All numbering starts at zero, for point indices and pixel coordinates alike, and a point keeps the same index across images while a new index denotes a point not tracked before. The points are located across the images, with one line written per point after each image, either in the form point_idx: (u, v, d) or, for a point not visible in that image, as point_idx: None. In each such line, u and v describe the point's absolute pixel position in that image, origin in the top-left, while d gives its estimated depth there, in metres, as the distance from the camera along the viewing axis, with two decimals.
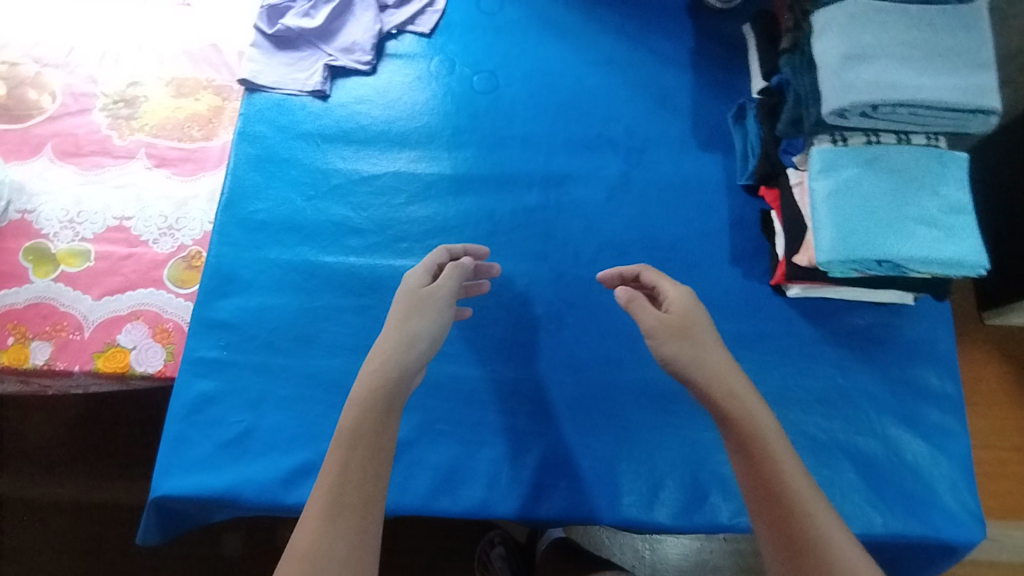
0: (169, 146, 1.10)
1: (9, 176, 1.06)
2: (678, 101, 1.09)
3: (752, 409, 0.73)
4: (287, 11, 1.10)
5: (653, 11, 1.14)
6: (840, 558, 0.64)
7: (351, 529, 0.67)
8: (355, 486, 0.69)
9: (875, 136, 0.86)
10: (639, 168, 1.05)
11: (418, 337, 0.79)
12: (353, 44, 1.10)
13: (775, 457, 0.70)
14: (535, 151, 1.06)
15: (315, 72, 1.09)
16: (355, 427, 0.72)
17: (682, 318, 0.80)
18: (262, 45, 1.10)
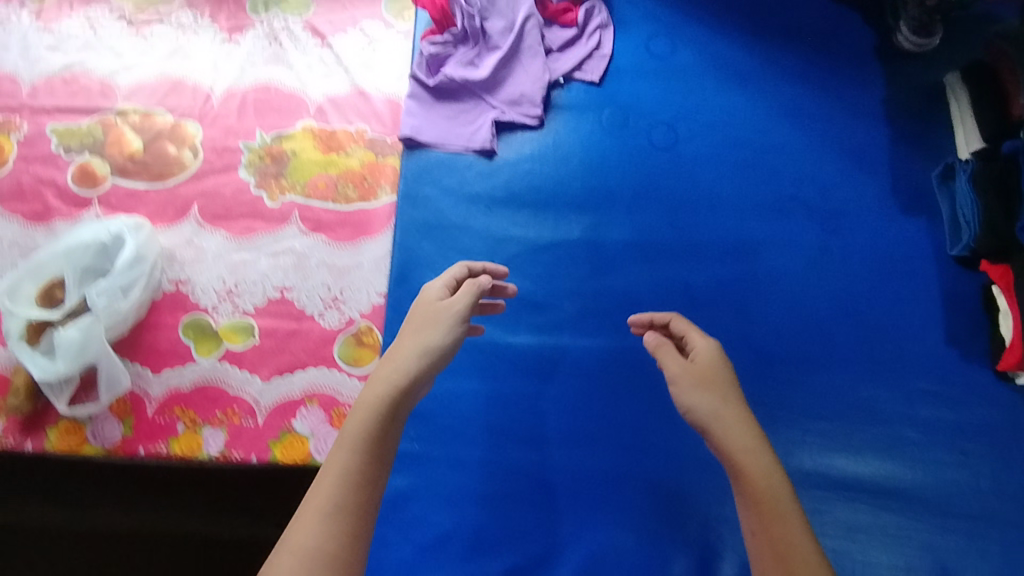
0: (324, 209, 1.02)
1: (158, 241, 0.99)
2: (874, 159, 1.01)
3: (760, 463, 0.66)
4: (447, 60, 1.02)
5: (841, 53, 1.04)
6: None
7: (341, 536, 0.60)
8: (348, 486, 0.62)
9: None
10: (839, 235, 0.99)
11: (421, 349, 0.71)
12: (519, 96, 1.01)
13: (783, 516, 0.63)
14: (724, 217, 0.99)
15: (480, 127, 1.01)
16: (366, 428, 0.65)
17: (710, 386, 0.70)
18: (422, 98, 1.02)
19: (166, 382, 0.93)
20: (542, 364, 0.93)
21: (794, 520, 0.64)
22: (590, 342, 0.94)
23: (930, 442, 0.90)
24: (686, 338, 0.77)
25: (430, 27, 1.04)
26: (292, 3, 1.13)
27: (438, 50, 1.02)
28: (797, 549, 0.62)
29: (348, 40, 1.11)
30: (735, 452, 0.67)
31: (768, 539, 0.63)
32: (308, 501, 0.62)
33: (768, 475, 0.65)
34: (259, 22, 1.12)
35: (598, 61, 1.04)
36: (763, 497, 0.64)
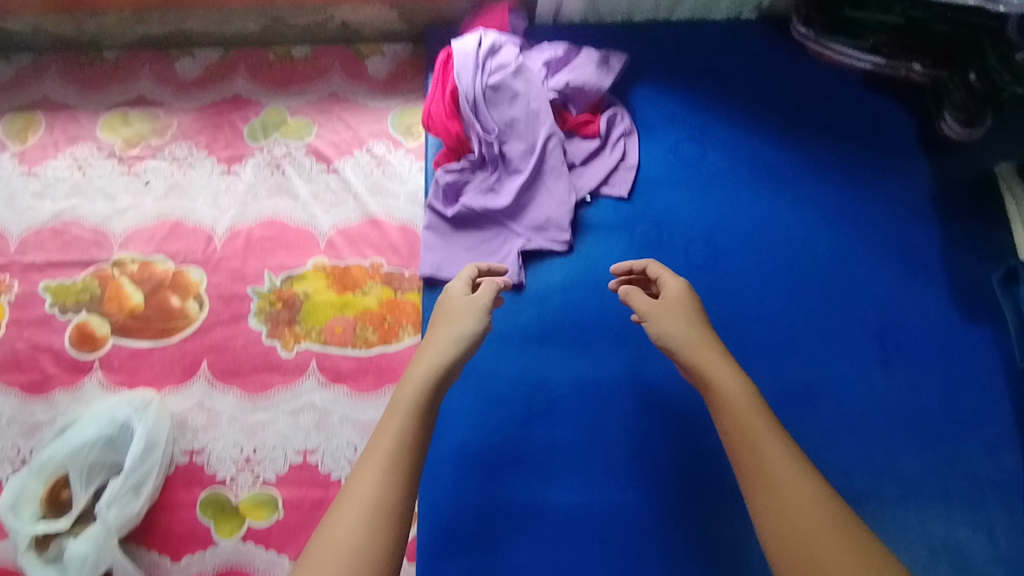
0: (342, 356, 0.95)
1: (167, 412, 0.92)
2: (930, 263, 0.92)
3: (730, 378, 0.65)
4: (465, 187, 0.94)
5: (884, 145, 0.97)
6: (805, 517, 0.55)
7: (395, 500, 0.58)
8: (396, 455, 0.60)
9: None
10: (900, 351, 0.88)
11: (457, 337, 0.70)
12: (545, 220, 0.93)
13: (758, 429, 0.61)
14: (777, 340, 0.89)
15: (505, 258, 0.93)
16: (416, 400, 0.64)
17: (683, 319, 0.71)
18: (439, 229, 0.94)
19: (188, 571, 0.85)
20: (596, 529, 0.83)
21: (774, 443, 0.60)
22: (644, 499, 0.84)
23: None
24: (659, 281, 0.76)
25: (443, 150, 0.96)
26: (292, 127, 1.05)
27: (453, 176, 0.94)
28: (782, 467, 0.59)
29: (355, 163, 1.03)
30: (707, 372, 0.66)
31: (745, 461, 0.60)
32: (360, 466, 0.60)
33: (743, 394, 0.64)
34: (259, 151, 1.04)
35: (625, 174, 0.96)
36: (742, 412, 0.62)
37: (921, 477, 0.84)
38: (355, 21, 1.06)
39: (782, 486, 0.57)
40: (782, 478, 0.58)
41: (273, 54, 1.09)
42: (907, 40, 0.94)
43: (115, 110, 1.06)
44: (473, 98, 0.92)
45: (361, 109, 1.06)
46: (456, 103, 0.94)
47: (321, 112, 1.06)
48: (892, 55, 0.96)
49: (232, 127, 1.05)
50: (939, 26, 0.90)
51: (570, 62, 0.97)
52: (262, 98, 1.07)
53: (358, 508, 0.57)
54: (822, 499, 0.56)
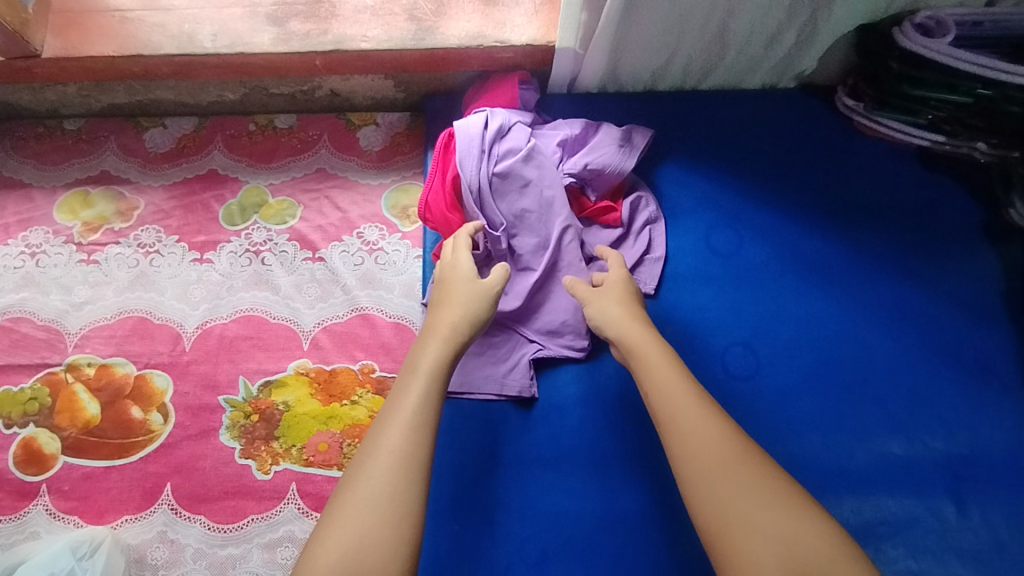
0: (327, 478, 0.82)
1: (123, 548, 0.79)
2: (1002, 375, 0.80)
3: (655, 351, 0.68)
4: None
5: (936, 237, 0.87)
6: (716, 445, 0.58)
7: (422, 452, 0.60)
8: (420, 414, 0.62)
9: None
10: (975, 480, 0.75)
11: (472, 315, 0.72)
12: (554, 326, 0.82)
13: (667, 371, 0.66)
14: (829, 467, 0.76)
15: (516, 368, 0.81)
16: (438, 366, 0.66)
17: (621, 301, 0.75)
18: None
19: None
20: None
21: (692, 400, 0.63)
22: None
23: None
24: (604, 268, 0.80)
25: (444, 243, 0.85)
26: (273, 208, 0.94)
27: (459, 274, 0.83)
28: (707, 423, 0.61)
29: (345, 251, 0.91)
30: (632, 346, 0.70)
31: (668, 421, 0.62)
32: (387, 420, 0.62)
33: (665, 363, 0.67)
34: (237, 236, 0.93)
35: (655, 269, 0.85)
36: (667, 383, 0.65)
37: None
38: (345, 89, 0.96)
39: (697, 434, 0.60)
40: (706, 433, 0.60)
41: (254, 124, 0.99)
42: (968, 118, 0.84)
43: (75, 188, 0.96)
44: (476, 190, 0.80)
45: (351, 187, 0.94)
46: (458, 191, 0.83)
47: (307, 190, 0.94)
48: (954, 131, 0.86)
49: (206, 208, 0.94)
50: (1011, 108, 0.79)
51: (587, 142, 0.86)
52: (240, 174, 0.96)
53: (391, 458, 0.58)
54: (736, 445, 0.58)
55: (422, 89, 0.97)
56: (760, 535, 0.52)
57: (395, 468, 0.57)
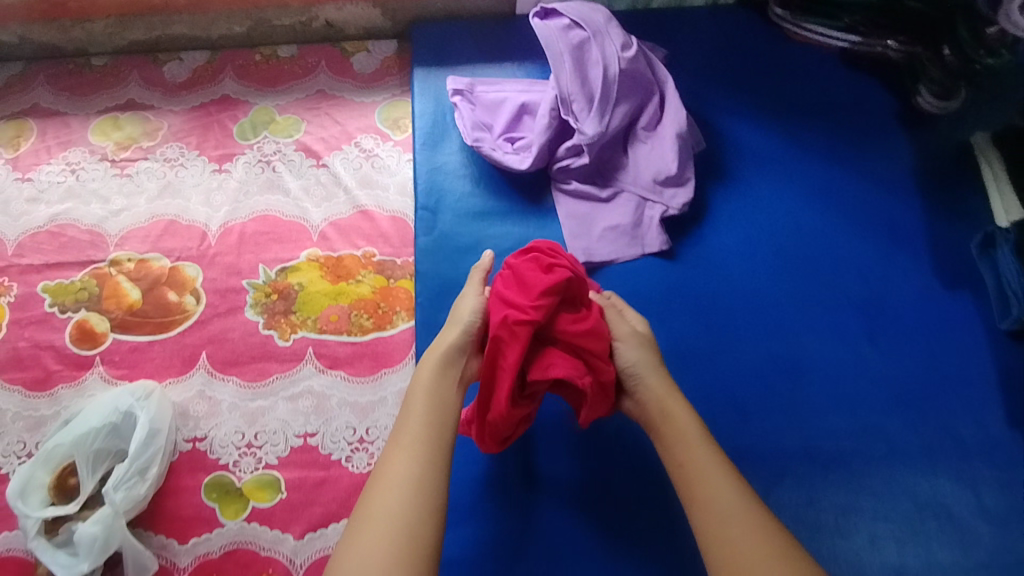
0: (339, 342, 0.97)
1: (170, 400, 0.94)
2: (913, 235, 0.94)
3: (689, 429, 0.73)
4: (579, 166, 0.96)
5: (856, 123, 1.01)
6: (710, 488, 0.68)
7: (427, 473, 0.68)
8: (425, 431, 0.71)
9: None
10: (882, 321, 0.92)
11: (460, 339, 0.79)
12: (602, 267, 0.96)
13: (674, 412, 0.74)
14: (759, 313, 0.93)
15: (628, 221, 0.95)
16: (433, 390, 0.74)
17: (640, 354, 0.79)
18: (580, 167, 0.97)
19: (193, 552, 0.88)
20: (603, 500, 0.82)
21: (706, 459, 0.70)
22: (628, 462, 0.84)
23: (1013, 534, 0.83)
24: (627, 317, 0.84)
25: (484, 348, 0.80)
26: (281, 124, 1.08)
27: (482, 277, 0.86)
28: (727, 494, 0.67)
29: (345, 157, 1.06)
30: (670, 415, 0.74)
31: (684, 462, 0.71)
32: (396, 446, 0.70)
33: (695, 434, 0.72)
34: (250, 148, 1.07)
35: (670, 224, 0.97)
36: (702, 461, 0.70)
37: (911, 435, 0.87)
38: (339, 19, 1.11)
39: (722, 504, 0.66)
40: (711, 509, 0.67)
41: (260, 55, 1.13)
42: (879, 18, 1.01)
43: (105, 114, 1.10)
44: (607, 46, 0.95)
45: (347, 104, 1.09)
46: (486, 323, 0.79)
47: (309, 109, 1.09)
48: (868, 33, 1.02)
49: (222, 127, 1.08)
50: (909, 4, 0.98)
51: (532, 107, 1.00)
52: (250, 97, 1.10)
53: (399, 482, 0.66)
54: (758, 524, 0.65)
55: (408, 16, 1.11)
56: (743, 561, 0.62)
57: (399, 495, 0.65)
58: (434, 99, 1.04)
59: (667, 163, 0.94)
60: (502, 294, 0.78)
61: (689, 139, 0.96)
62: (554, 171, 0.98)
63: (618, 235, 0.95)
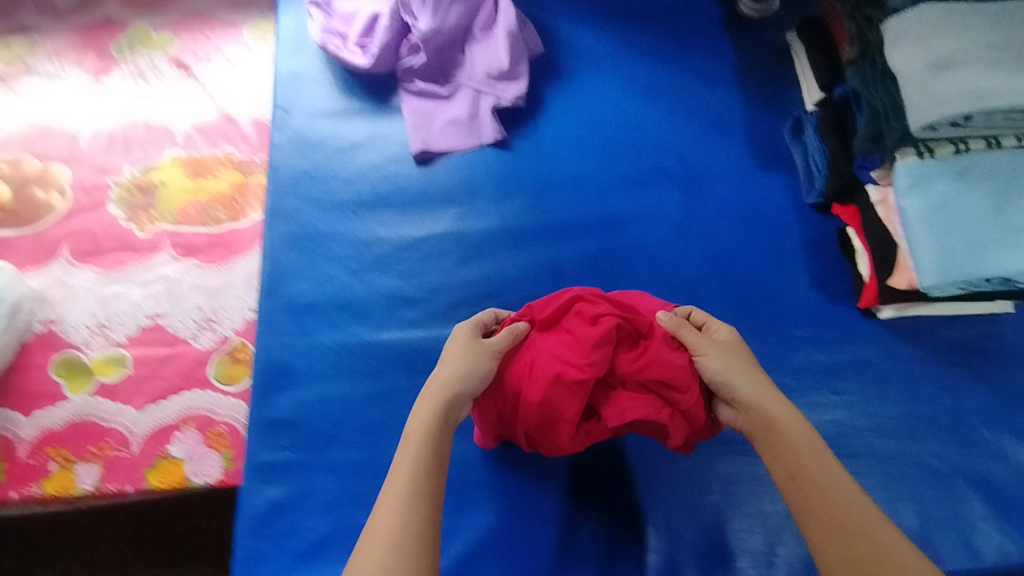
0: (194, 233, 1.02)
1: (27, 284, 0.99)
2: (731, 121, 1.01)
3: (822, 456, 0.66)
4: (421, 65, 1.03)
5: (686, 27, 1.08)
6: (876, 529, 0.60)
7: (420, 518, 0.60)
8: (417, 475, 0.63)
9: (994, 141, 0.79)
10: (700, 199, 0.97)
11: (471, 373, 0.72)
12: (440, 157, 1.01)
13: (791, 438, 0.67)
14: (587, 194, 0.98)
15: (465, 113, 1.01)
16: (427, 428, 0.67)
17: (739, 373, 0.72)
18: (422, 66, 1.03)
19: (39, 424, 0.92)
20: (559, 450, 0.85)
21: (837, 474, 0.64)
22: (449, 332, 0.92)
23: (813, 385, 0.87)
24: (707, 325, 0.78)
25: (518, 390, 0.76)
26: (155, 42, 1.15)
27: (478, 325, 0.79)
28: (846, 531, 0.60)
29: (213, 70, 1.13)
30: (789, 437, 0.67)
31: (812, 490, 0.63)
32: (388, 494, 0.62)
33: (826, 459, 0.65)
34: (125, 63, 1.14)
35: (507, 116, 1.03)
36: (835, 492, 0.63)
37: (724, 301, 0.92)
38: None
39: (857, 530, 0.60)
40: (835, 537, 0.60)
41: None
42: None
43: None
44: None
45: (220, 23, 1.16)
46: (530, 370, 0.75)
47: (183, 27, 1.16)
48: None
49: (100, 45, 1.15)
50: None
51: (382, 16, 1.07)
52: (130, 19, 1.17)
53: (386, 534, 0.58)
54: None
55: None
56: None
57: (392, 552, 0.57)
58: (294, 14, 1.11)
59: (500, 56, 1.01)
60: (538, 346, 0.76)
61: (522, 38, 1.03)
62: (399, 72, 1.05)
63: (456, 126, 1.01)
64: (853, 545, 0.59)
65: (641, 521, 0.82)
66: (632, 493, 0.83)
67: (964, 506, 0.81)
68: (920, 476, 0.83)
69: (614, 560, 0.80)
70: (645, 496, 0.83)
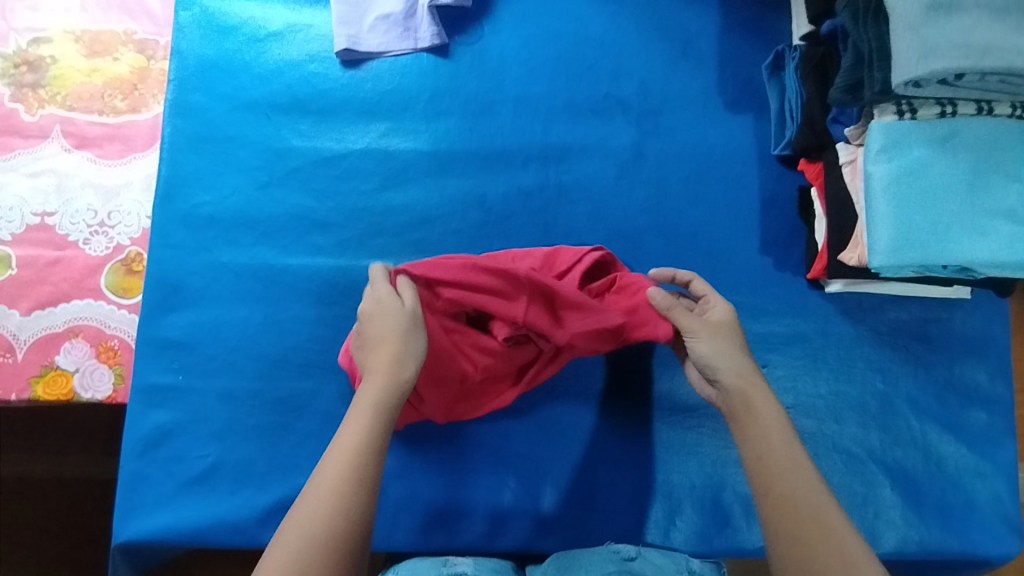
0: (89, 122, 0.91)
1: None
2: (702, 48, 0.90)
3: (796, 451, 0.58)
4: None
5: None
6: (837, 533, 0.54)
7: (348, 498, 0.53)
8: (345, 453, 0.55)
9: (986, 105, 0.68)
10: (654, 136, 0.88)
11: (407, 347, 0.63)
12: (367, 59, 0.89)
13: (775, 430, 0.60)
14: (531, 119, 0.88)
15: (399, 12, 0.89)
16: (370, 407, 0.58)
17: (730, 347, 0.65)
18: None
19: None
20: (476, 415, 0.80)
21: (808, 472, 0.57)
22: (361, 264, 0.84)
23: None
24: (705, 298, 0.71)
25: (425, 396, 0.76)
26: None
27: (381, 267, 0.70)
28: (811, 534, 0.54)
29: None
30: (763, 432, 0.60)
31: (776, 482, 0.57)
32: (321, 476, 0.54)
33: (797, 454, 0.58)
34: None
35: (449, 18, 0.90)
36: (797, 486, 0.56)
37: (664, 255, 0.84)
38: None
39: (823, 535, 0.53)
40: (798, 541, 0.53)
41: None
42: None
43: None
44: None
45: None
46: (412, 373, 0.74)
47: None
48: None
49: None
50: None
51: None
52: None
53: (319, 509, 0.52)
54: None
55: None
56: None
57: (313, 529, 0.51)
58: None
59: None
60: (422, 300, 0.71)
61: None
62: None
63: (388, 26, 0.89)
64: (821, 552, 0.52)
65: (554, 485, 0.79)
66: (533, 451, 0.80)
67: (875, 493, 0.78)
68: (835, 459, 0.79)
69: (507, 513, 0.78)
70: (546, 454, 0.80)
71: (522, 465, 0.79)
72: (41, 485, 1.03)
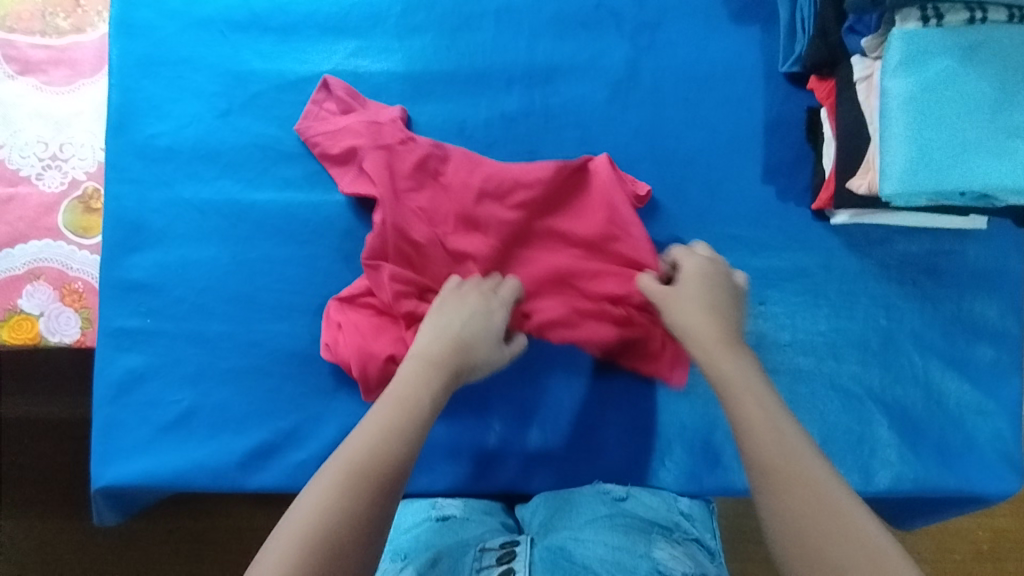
0: (30, 44, 0.84)
1: None
2: None
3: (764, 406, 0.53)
4: None
5: None
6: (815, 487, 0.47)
7: (422, 405, 0.54)
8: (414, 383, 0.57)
9: (1019, 12, 0.60)
10: (650, 53, 0.80)
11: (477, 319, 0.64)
12: None
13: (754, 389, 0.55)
14: (514, 35, 0.80)
15: None
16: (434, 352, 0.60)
17: (716, 312, 0.63)
18: None
19: None
20: None
21: (802, 449, 0.50)
22: (333, 199, 0.78)
23: None
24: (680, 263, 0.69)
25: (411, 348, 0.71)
26: None
27: (350, 192, 0.77)
28: (818, 518, 0.46)
29: None
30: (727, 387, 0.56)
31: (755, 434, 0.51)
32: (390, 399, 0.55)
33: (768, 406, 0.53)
34: None
35: None
36: (781, 446, 0.50)
37: (658, 184, 0.78)
38: None
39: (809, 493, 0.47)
40: (805, 540, 0.45)
41: None
42: None
43: None
44: None
45: None
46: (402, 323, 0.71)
47: None
48: None
49: None
50: None
51: None
52: None
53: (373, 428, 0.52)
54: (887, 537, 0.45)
55: None
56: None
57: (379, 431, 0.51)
58: None
59: None
60: (398, 220, 0.71)
61: None
62: None
63: None
64: (842, 549, 0.44)
65: (541, 426, 0.77)
66: (515, 391, 0.77)
67: (870, 431, 0.75)
68: (832, 397, 0.75)
69: (491, 455, 0.76)
70: (529, 395, 0.77)
71: (508, 406, 0.77)
72: (25, 424, 1.02)
